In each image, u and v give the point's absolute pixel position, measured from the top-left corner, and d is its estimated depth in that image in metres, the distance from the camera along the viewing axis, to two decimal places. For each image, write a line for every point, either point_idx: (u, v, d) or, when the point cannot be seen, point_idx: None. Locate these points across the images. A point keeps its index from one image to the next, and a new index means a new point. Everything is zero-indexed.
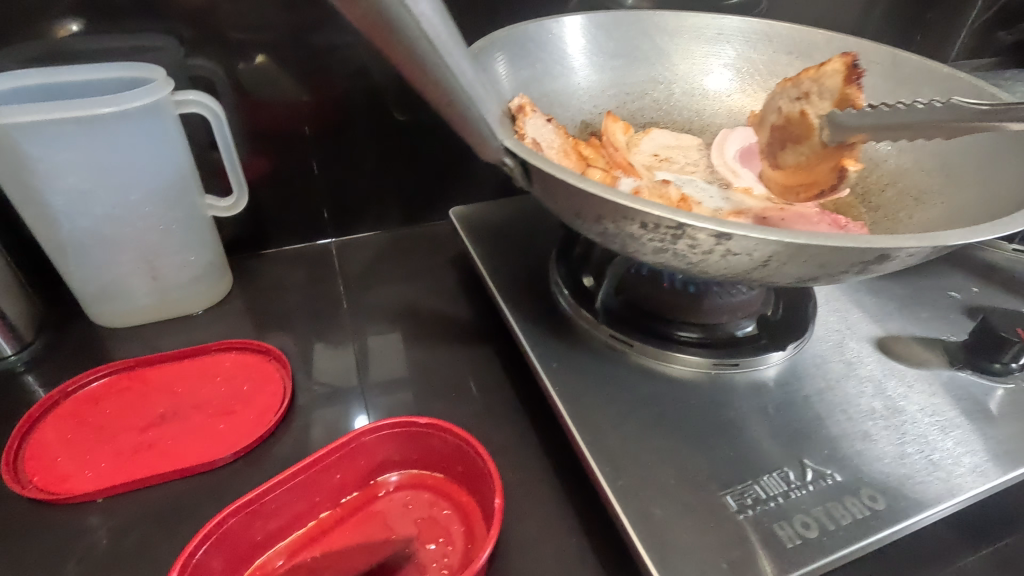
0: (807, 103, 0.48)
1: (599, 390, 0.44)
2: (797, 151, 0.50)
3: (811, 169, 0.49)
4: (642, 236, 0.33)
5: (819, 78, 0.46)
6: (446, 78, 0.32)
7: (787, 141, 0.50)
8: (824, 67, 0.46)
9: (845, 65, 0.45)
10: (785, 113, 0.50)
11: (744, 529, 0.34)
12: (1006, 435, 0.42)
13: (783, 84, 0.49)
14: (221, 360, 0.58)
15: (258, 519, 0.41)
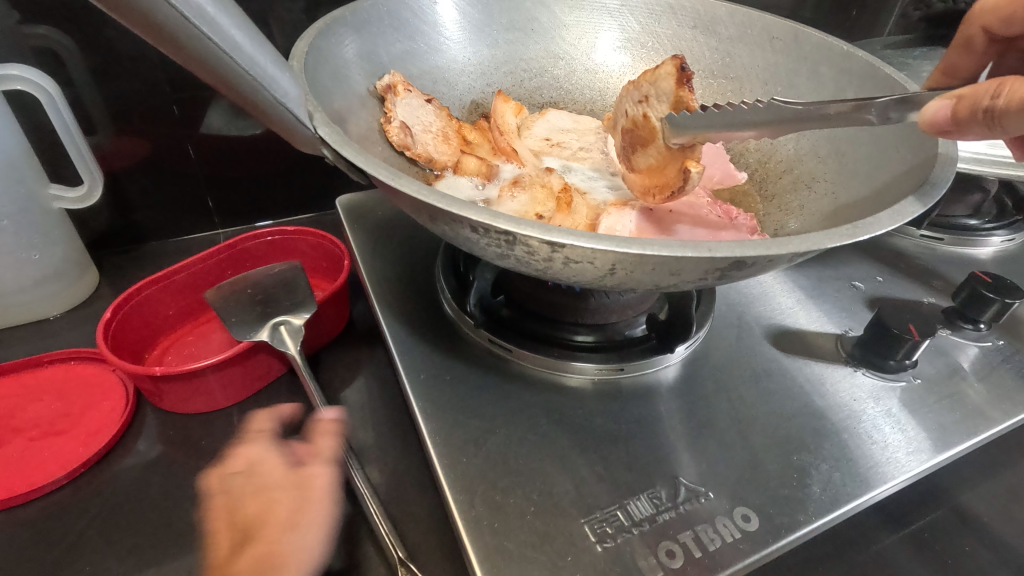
0: (646, 106, 0.40)
1: (467, 405, 0.40)
2: (646, 154, 0.40)
3: (662, 175, 0.40)
4: (478, 240, 0.29)
5: (655, 80, 0.39)
6: (210, 53, 0.28)
7: (637, 145, 0.41)
8: (657, 69, 0.38)
9: (675, 66, 0.37)
10: (631, 118, 0.42)
11: (602, 562, 0.31)
12: (896, 438, 0.40)
13: (630, 84, 0.42)
14: (53, 374, 0.51)
15: (167, 296, 0.55)
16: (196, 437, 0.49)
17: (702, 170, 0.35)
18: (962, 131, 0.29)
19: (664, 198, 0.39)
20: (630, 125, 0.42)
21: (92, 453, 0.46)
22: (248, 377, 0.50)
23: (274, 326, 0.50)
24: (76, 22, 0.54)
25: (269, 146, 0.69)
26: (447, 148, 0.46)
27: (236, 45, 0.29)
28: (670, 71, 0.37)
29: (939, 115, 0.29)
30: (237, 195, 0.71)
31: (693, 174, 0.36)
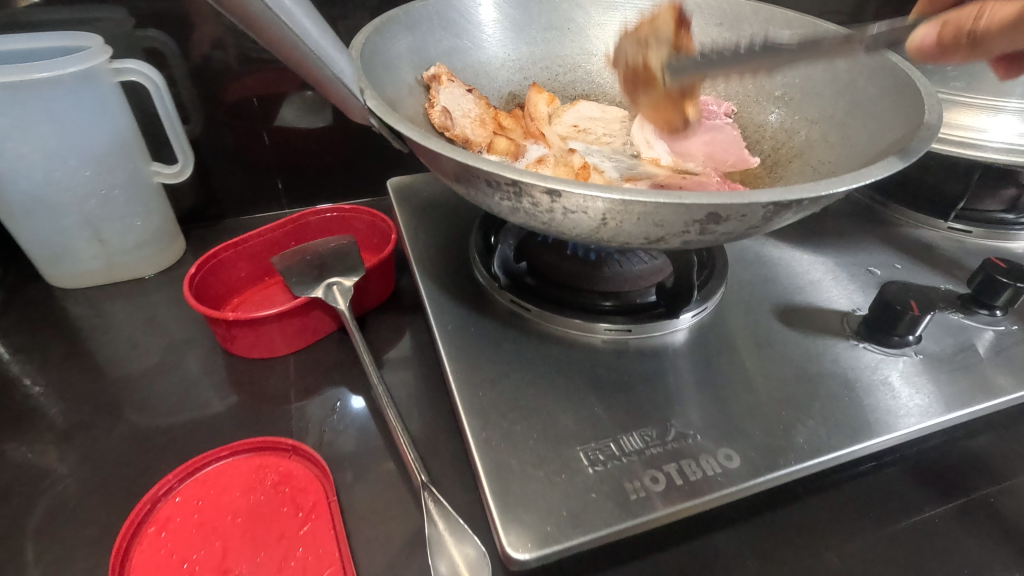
0: (646, 49, 0.48)
1: (487, 353, 0.45)
2: (648, 94, 0.48)
3: (663, 114, 0.48)
4: (494, 194, 0.34)
5: (655, 27, 0.48)
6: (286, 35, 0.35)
7: (638, 87, 0.49)
8: (656, 18, 0.48)
9: (672, 14, 0.47)
10: (631, 63, 0.49)
11: (591, 481, 0.36)
12: (887, 403, 0.42)
13: (627, 35, 0.50)
14: (308, 473, 0.47)
15: (240, 260, 0.63)
16: (260, 379, 0.57)
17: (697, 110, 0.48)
18: (947, 54, 0.35)
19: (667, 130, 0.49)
20: (631, 69, 0.49)
21: (326, 464, 0.46)
22: (303, 331, 0.58)
23: (327, 286, 0.57)
24: (180, 26, 0.64)
25: (334, 136, 0.77)
26: (484, 132, 0.51)
27: (307, 32, 0.36)
28: (670, 19, 0.47)
29: (926, 42, 0.35)
30: (304, 180, 0.80)
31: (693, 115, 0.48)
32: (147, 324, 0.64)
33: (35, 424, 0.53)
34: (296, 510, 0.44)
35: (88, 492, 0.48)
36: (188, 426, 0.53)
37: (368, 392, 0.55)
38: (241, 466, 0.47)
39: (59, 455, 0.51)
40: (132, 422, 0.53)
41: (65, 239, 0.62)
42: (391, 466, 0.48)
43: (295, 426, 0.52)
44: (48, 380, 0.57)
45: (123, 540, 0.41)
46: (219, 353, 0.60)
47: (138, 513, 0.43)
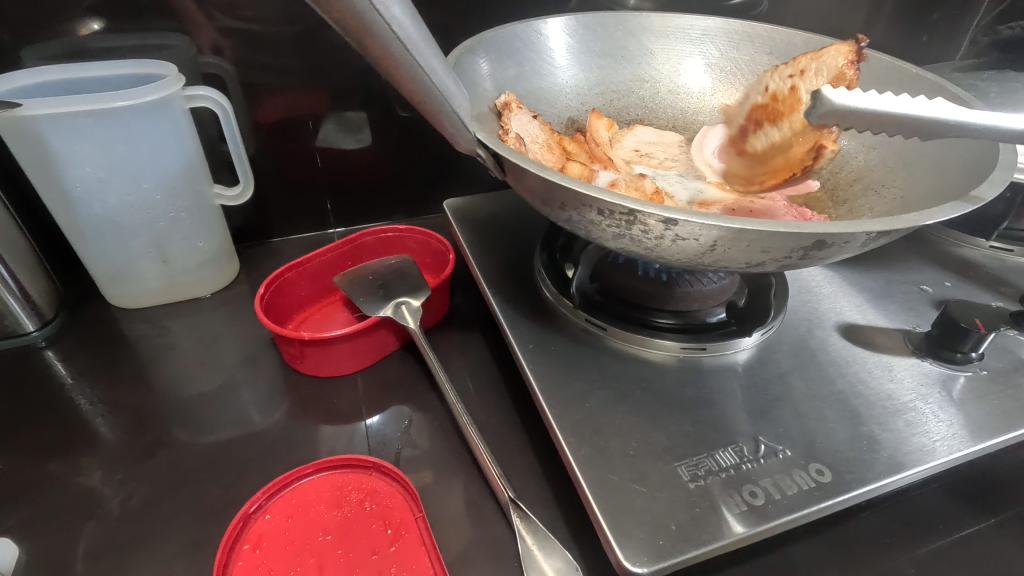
0: (798, 79, 0.46)
1: (569, 371, 0.46)
2: (772, 131, 0.49)
3: (787, 156, 0.48)
4: (601, 222, 0.36)
5: (819, 57, 0.45)
6: (419, 77, 0.35)
7: (765, 122, 0.49)
8: (826, 49, 0.45)
9: (848, 50, 0.45)
10: (772, 91, 0.48)
11: (694, 495, 0.37)
12: (942, 425, 0.43)
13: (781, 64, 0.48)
14: (391, 491, 0.48)
15: (302, 280, 0.64)
16: (329, 396, 0.58)
17: (835, 149, 0.44)
18: None
19: (783, 176, 0.49)
20: (767, 100, 0.49)
21: (411, 481, 0.47)
22: (370, 350, 0.59)
23: (396, 305, 0.59)
24: (240, 52, 0.66)
25: (381, 157, 0.79)
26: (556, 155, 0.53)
27: (433, 69, 0.35)
28: (842, 53, 0.45)
29: None
30: (351, 200, 0.82)
31: (828, 151, 0.45)
32: (208, 342, 0.65)
33: (111, 442, 0.54)
34: (385, 527, 0.45)
35: (171, 509, 0.49)
36: (261, 440, 0.54)
37: (437, 408, 0.56)
38: (326, 484, 0.48)
39: (139, 473, 0.52)
40: (207, 440, 0.55)
41: (130, 258, 0.64)
42: (472, 482, 0.49)
43: (371, 443, 0.54)
44: (116, 399, 0.58)
45: (222, 557, 0.42)
46: (284, 370, 0.62)
47: (234, 530, 0.44)
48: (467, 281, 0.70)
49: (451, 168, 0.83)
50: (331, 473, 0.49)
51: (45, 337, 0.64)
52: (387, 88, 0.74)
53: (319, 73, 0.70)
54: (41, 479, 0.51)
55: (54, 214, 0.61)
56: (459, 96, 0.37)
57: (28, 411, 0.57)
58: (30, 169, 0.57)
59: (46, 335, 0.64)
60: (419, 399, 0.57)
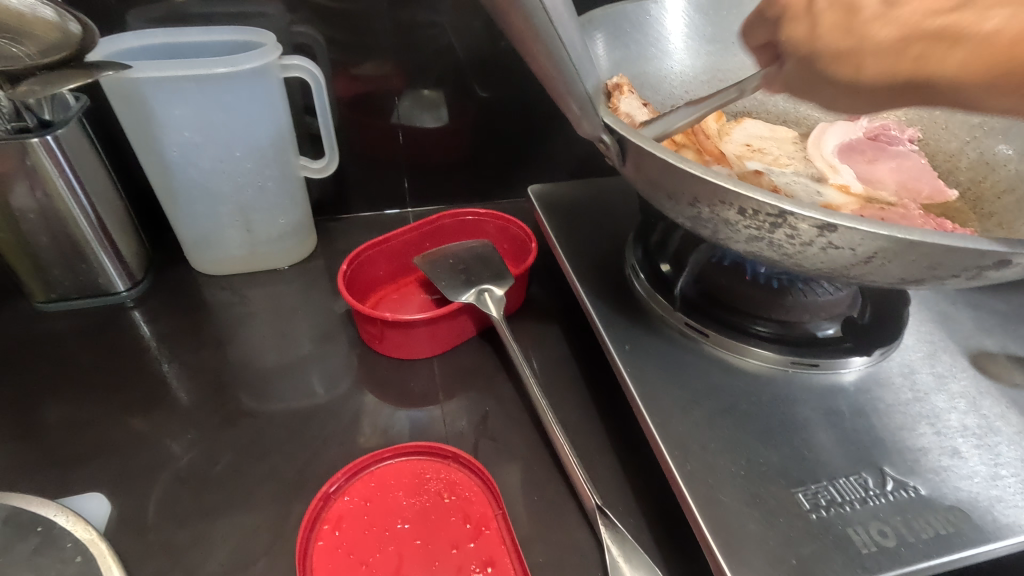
0: None
1: (667, 377, 0.43)
2: None
3: None
4: (738, 222, 0.33)
5: None
6: (553, 49, 0.33)
7: None
8: None
9: None
10: None
11: (815, 527, 0.34)
12: None
13: None
14: (470, 484, 0.46)
15: (382, 260, 0.64)
16: (404, 379, 0.57)
17: None
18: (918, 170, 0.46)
19: None
20: None
21: (492, 476, 0.46)
22: (446, 336, 0.58)
23: (479, 290, 0.57)
24: (332, 24, 0.65)
25: (461, 137, 0.77)
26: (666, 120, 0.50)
27: (571, 47, 0.34)
28: None
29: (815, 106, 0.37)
30: (426, 179, 0.80)
31: None
32: (286, 313, 0.66)
33: (192, 405, 0.55)
34: (465, 521, 0.44)
35: (250, 477, 0.49)
36: (337, 417, 0.54)
37: (514, 401, 0.55)
38: (405, 470, 0.47)
39: (218, 439, 0.52)
40: (283, 411, 0.55)
41: (217, 226, 0.65)
42: (551, 483, 0.48)
43: (448, 430, 0.53)
44: (197, 365, 0.59)
45: (304, 536, 0.42)
46: (359, 348, 0.61)
47: (315, 509, 0.44)
48: (544, 271, 0.68)
49: (530, 151, 0.80)
50: (410, 458, 0.48)
51: (133, 298, 0.65)
52: (471, 66, 0.71)
53: (406, 49, 0.68)
54: (128, 436, 0.52)
55: (151, 177, 0.62)
56: (586, 72, 0.35)
57: (118, 368, 0.59)
58: (133, 131, 0.58)
59: (133, 296, 0.66)
60: (495, 390, 0.56)
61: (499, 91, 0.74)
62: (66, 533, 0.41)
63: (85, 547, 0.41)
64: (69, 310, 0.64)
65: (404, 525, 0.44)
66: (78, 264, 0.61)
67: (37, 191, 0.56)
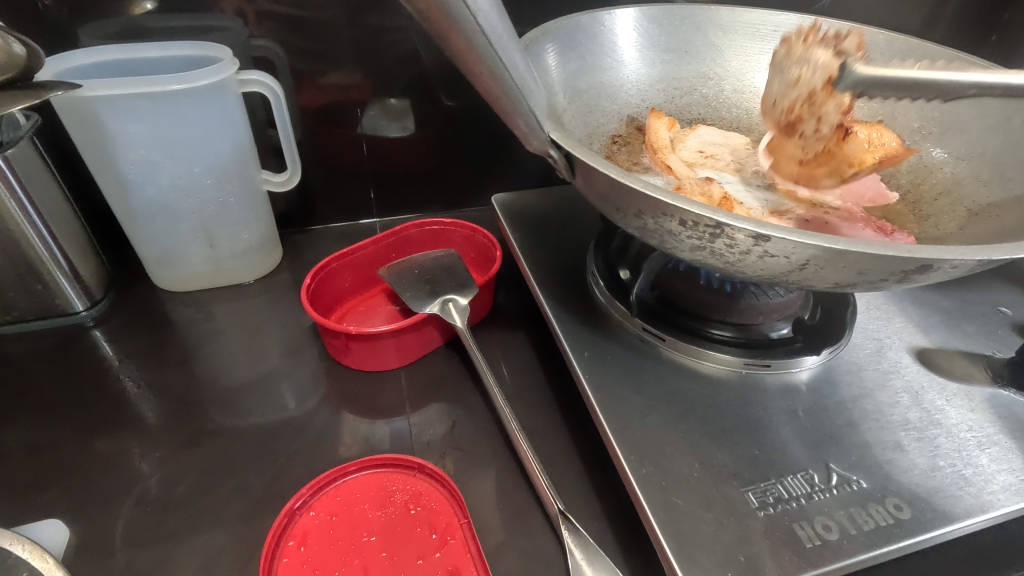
0: None
1: (624, 383, 0.44)
2: None
3: None
4: (681, 232, 0.34)
5: None
6: (497, 67, 0.34)
7: None
8: None
9: None
10: None
11: (764, 524, 0.35)
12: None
13: None
14: (436, 494, 0.47)
15: (347, 272, 0.64)
16: (371, 391, 0.58)
17: None
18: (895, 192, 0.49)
19: None
20: None
21: (457, 485, 0.46)
22: (412, 347, 0.58)
23: (443, 300, 0.58)
24: (291, 37, 0.65)
25: (426, 147, 0.78)
26: (806, 117, 0.47)
27: (515, 66, 0.35)
28: None
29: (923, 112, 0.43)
30: (393, 189, 0.80)
31: None
32: (251, 328, 0.65)
33: (155, 425, 0.54)
34: (430, 531, 0.44)
35: (213, 496, 0.49)
36: (304, 432, 0.54)
37: (481, 409, 0.55)
38: (372, 484, 0.47)
39: (183, 457, 0.52)
40: (249, 427, 0.54)
41: (178, 242, 0.64)
42: (517, 490, 0.48)
43: (415, 441, 0.53)
44: (160, 384, 0.58)
45: (268, 554, 0.42)
46: (327, 361, 0.61)
47: (280, 526, 0.44)
48: (511, 279, 0.69)
49: (496, 159, 0.81)
50: (376, 470, 0.48)
51: (93, 317, 0.64)
52: (434, 76, 0.72)
53: (368, 61, 0.69)
54: (88, 460, 0.52)
55: (108, 196, 0.61)
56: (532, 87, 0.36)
57: (78, 390, 0.58)
58: (86, 150, 0.57)
59: (93, 315, 0.65)
60: (462, 400, 0.56)
61: (463, 101, 0.75)
62: (22, 563, 0.40)
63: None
64: (26, 332, 0.63)
65: (369, 538, 0.44)
66: (34, 285, 0.60)
67: None
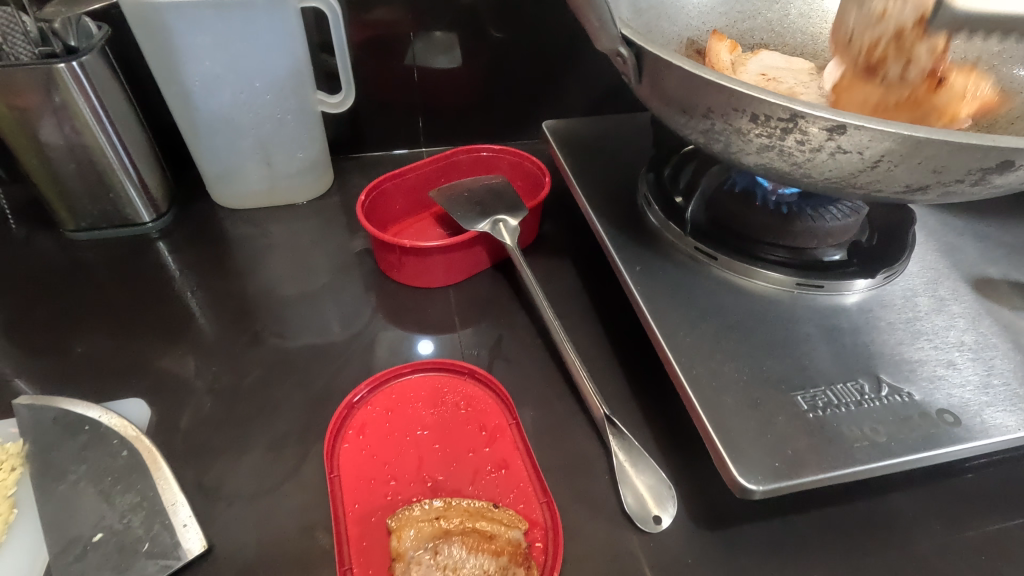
0: None
1: (674, 296, 0.45)
2: None
3: None
4: (751, 130, 0.34)
5: None
6: None
7: None
8: None
9: None
10: None
11: (812, 424, 0.36)
12: None
13: None
14: (485, 398, 0.49)
15: (398, 194, 0.65)
16: (420, 306, 0.60)
17: None
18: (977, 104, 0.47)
19: None
20: None
21: (506, 391, 0.49)
22: (461, 265, 0.60)
23: (494, 220, 0.59)
24: None
25: (476, 76, 0.77)
26: (892, 60, 0.45)
27: None
28: None
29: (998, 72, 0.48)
30: (441, 120, 0.80)
31: None
32: (305, 246, 0.67)
33: (220, 327, 0.58)
34: (481, 429, 0.47)
35: (275, 388, 0.52)
36: (357, 339, 0.56)
37: (527, 327, 0.57)
38: (425, 386, 0.50)
39: (246, 354, 0.55)
40: (306, 333, 0.57)
41: (238, 160, 0.67)
42: (562, 400, 0.50)
43: (463, 353, 0.55)
44: (222, 291, 0.61)
45: (330, 438, 0.45)
46: (378, 279, 0.63)
47: (340, 416, 0.47)
48: (557, 208, 0.69)
49: (544, 91, 0.80)
50: (429, 373, 0.51)
51: (158, 230, 0.68)
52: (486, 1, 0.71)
53: None
54: (160, 353, 0.55)
55: (173, 109, 0.63)
56: None
57: (147, 293, 0.61)
58: (155, 61, 0.59)
59: (158, 228, 0.68)
60: (508, 318, 0.58)
61: (515, 29, 0.73)
62: (110, 432, 0.44)
63: (130, 443, 0.43)
64: (98, 240, 0.67)
65: (423, 431, 0.47)
66: (106, 194, 0.63)
67: (65, 125, 0.58)
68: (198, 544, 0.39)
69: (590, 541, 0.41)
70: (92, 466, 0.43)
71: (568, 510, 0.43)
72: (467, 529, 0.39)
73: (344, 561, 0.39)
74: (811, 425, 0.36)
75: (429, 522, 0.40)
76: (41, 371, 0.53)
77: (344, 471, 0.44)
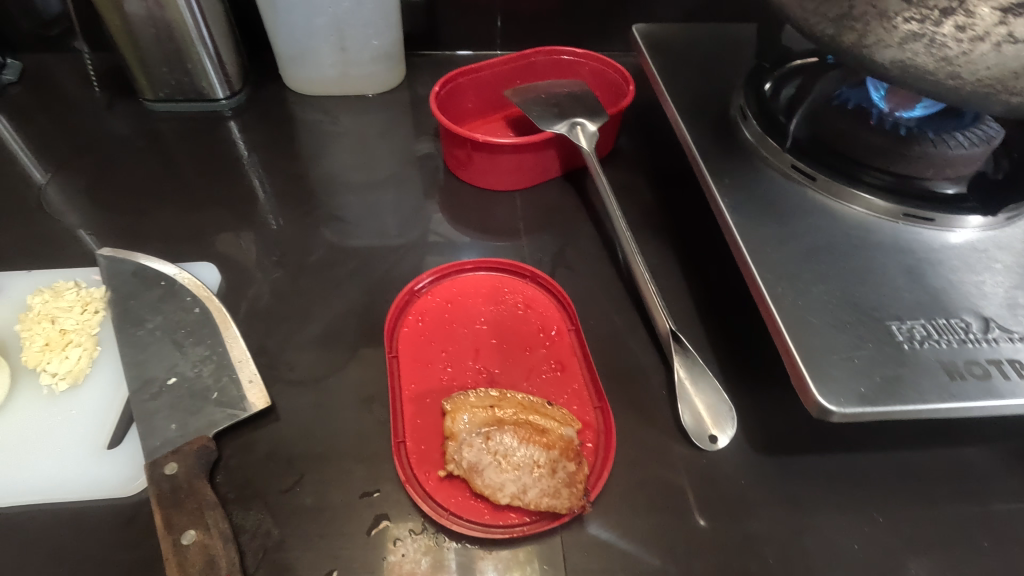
0: None
1: (764, 212, 0.42)
2: None
3: None
4: (901, 14, 0.30)
5: None
6: None
7: None
8: None
9: None
10: None
11: (907, 355, 0.34)
12: None
13: None
14: (546, 302, 0.48)
15: (471, 91, 0.62)
16: (485, 208, 0.58)
17: None
18: None
19: None
20: None
21: (568, 297, 0.48)
22: (530, 169, 0.57)
23: (572, 123, 0.56)
24: None
25: None
26: None
27: None
28: None
29: None
30: (520, 23, 0.75)
31: None
32: (372, 138, 0.66)
33: (287, 206, 0.58)
34: (540, 331, 0.46)
35: (337, 269, 0.52)
36: (419, 233, 0.56)
37: (593, 240, 0.55)
38: (486, 284, 0.49)
39: (310, 235, 0.55)
40: (370, 221, 0.57)
41: (313, 41, 0.65)
42: (624, 315, 0.48)
43: (525, 258, 0.54)
44: (289, 172, 0.61)
45: (390, 319, 0.45)
46: (443, 178, 0.61)
47: (401, 301, 0.47)
48: (637, 123, 0.65)
49: None
50: (491, 272, 0.50)
51: (231, 108, 0.68)
52: None
53: None
54: (229, 224, 0.56)
55: None
56: None
57: (218, 166, 0.62)
58: None
59: (231, 106, 0.68)
60: (575, 229, 0.56)
61: None
62: (183, 289, 0.46)
63: (202, 301, 0.45)
64: (174, 112, 0.67)
65: (482, 325, 0.47)
66: (182, 64, 0.63)
67: None
68: (262, 401, 0.41)
69: (641, 448, 0.41)
70: (166, 317, 0.44)
71: (621, 418, 0.42)
72: (522, 421, 0.39)
73: (399, 435, 0.40)
74: (905, 356, 0.34)
75: (485, 410, 0.40)
76: (120, 229, 0.55)
77: (403, 353, 0.45)
